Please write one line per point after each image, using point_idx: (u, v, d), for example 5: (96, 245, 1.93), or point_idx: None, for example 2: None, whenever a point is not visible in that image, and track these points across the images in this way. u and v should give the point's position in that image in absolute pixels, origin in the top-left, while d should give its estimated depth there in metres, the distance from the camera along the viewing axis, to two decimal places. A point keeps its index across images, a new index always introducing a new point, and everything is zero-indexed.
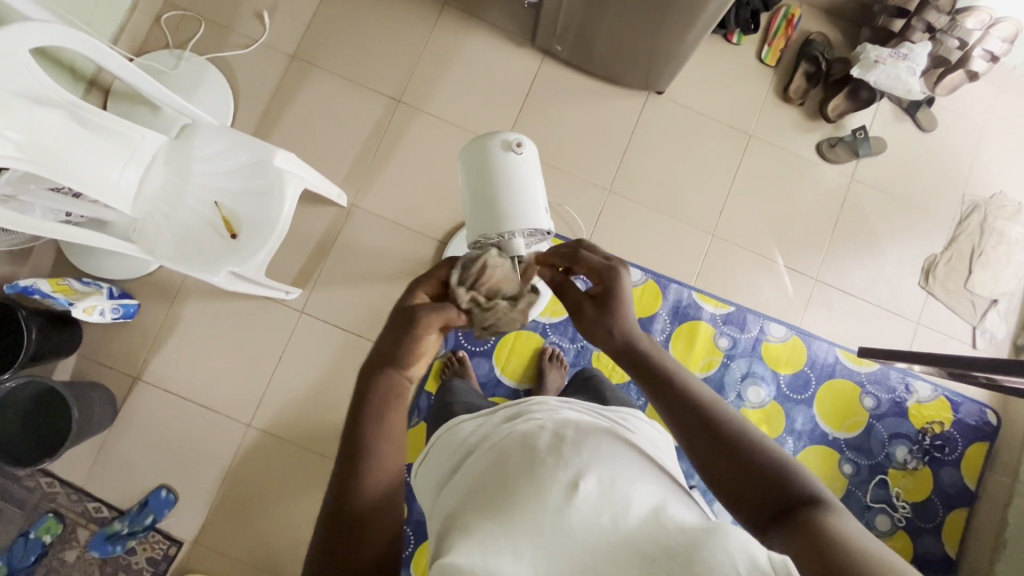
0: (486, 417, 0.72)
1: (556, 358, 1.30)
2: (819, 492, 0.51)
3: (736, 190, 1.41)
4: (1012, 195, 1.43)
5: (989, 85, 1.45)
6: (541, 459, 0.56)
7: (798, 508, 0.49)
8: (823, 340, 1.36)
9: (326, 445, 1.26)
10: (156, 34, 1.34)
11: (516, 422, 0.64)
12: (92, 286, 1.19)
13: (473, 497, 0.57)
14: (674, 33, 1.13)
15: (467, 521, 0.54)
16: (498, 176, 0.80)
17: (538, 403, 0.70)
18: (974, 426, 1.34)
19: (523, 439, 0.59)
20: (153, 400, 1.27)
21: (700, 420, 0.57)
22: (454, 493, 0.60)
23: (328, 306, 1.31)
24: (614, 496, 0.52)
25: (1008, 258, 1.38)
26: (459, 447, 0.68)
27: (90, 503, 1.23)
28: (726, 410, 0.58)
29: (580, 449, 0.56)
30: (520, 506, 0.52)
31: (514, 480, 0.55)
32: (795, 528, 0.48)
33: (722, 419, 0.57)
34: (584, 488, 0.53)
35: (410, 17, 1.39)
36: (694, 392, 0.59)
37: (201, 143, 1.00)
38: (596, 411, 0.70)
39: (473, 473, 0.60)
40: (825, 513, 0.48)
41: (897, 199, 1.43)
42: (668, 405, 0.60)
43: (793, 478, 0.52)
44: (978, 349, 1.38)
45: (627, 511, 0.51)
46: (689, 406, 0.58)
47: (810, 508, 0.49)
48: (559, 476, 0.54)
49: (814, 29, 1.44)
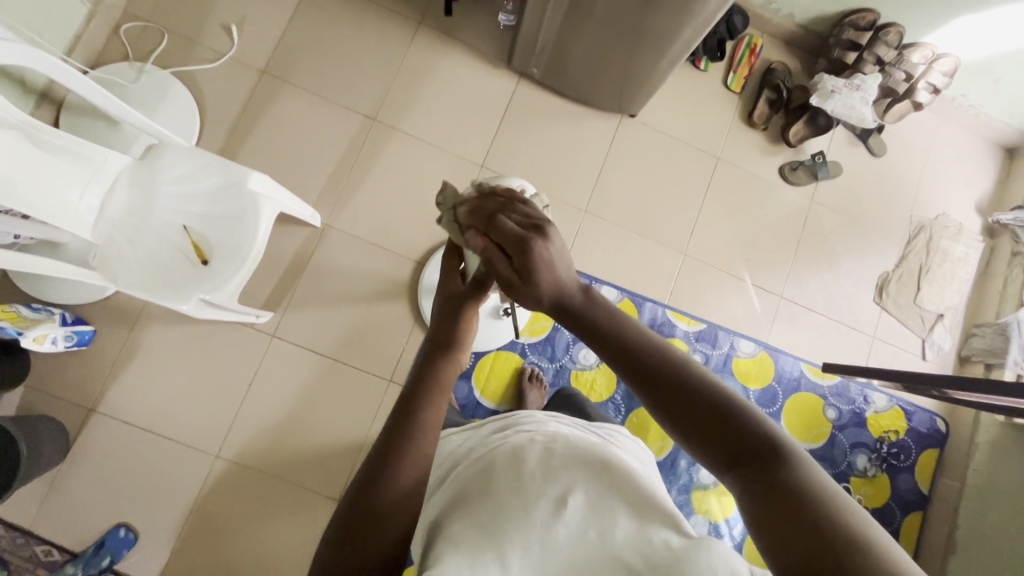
0: (474, 430, 0.71)
1: (536, 377, 1.30)
2: (784, 440, 0.45)
3: (706, 210, 1.46)
4: (954, 216, 1.54)
5: (932, 115, 1.57)
6: (529, 475, 0.52)
7: (760, 459, 0.44)
8: (789, 355, 1.42)
9: (300, 473, 1.22)
10: (115, 44, 1.28)
11: (506, 436, 0.63)
12: (43, 312, 1.12)
13: (454, 506, 0.53)
14: (650, 59, 1.16)
15: (452, 530, 0.50)
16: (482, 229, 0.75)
17: (526, 415, 0.71)
18: (925, 433, 1.43)
19: (511, 452, 0.56)
20: (110, 432, 1.19)
21: (649, 364, 0.50)
22: (435, 504, 0.57)
23: (301, 330, 1.27)
24: (603, 511, 0.50)
25: (951, 275, 1.49)
26: (446, 460, 0.66)
27: (40, 546, 1.15)
28: (674, 353, 0.51)
29: (569, 465, 0.53)
30: (505, 520, 0.49)
31: (499, 492, 0.52)
32: (762, 490, 0.43)
33: (668, 363, 0.50)
34: (572, 504, 0.50)
35: (385, 35, 1.38)
36: (631, 331, 0.52)
37: (168, 162, 0.96)
38: (583, 427, 0.70)
39: (455, 486, 0.57)
40: (790, 469, 0.43)
41: (853, 219, 1.51)
42: (606, 345, 0.52)
43: (753, 425, 0.46)
44: (927, 360, 1.47)
45: (614, 527, 0.49)
46: (628, 347, 0.51)
47: (774, 462, 0.44)
48: (545, 491, 0.51)
49: (775, 58, 1.51)
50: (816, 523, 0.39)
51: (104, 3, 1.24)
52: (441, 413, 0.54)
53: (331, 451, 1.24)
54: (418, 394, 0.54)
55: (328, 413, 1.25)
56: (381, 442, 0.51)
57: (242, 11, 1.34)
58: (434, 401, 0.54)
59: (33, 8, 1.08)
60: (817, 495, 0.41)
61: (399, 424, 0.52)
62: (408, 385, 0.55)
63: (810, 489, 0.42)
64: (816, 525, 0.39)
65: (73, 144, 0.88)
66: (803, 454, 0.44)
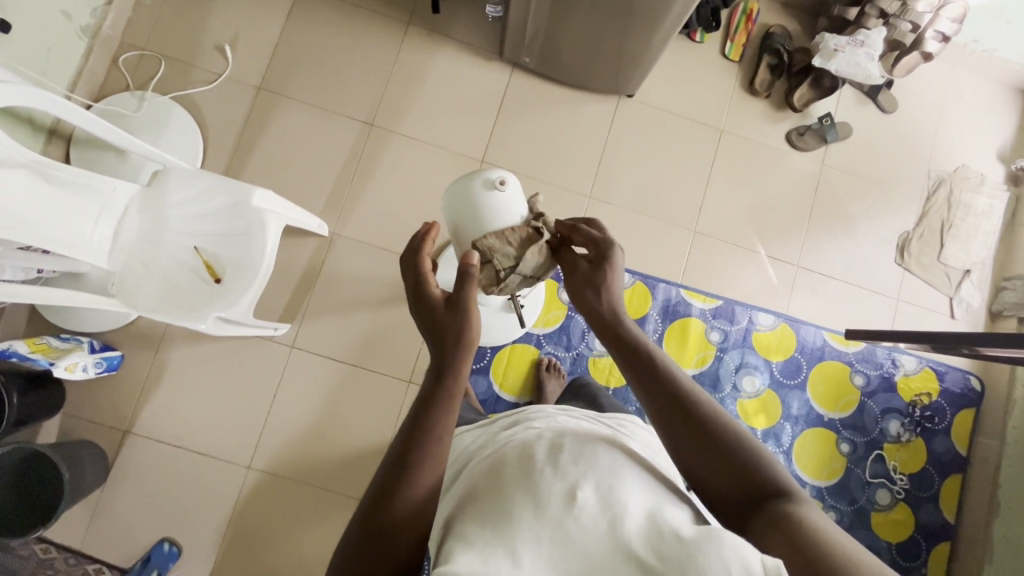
0: (486, 428, 0.72)
1: (553, 367, 1.30)
2: (787, 481, 0.52)
3: (714, 185, 1.43)
4: (974, 167, 1.48)
5: (944, 64, 1.51)
6: (539, 470, 0.53)
7: (766, 499, 0.51)
8: (811, 325, 1.39)
9: (331, 478, 1.25)
10: (115, 75, 1.31)
11: (516, 433, 0.63)
12: (72, 342, 1.16)
13: (468, 506, 0.54)
14: (643, 35, 1.13)
15: (464, 529, 0.51)
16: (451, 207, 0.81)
17: (537, 411, 0.71)
18: (960, 394, 1.39)
19: (521, 451, 0.57)
20: (146, 451, 1.23)
21: (672, 406, 0.55)
22: (447, 504, 0.58)
23: (318, 339, 1.29)
24: (612, 500, 0.50)
25: (976, 229, 1.44)
26: (459, 459, 0.67)
27: (91, 565, 1.19)
28: (703, 398, 0.56)
29: (579, 460, 0.54)
30: (515, 513, 0.50)
31: (508, 489, 0.53)
32: (773, 521, 0.48)
33: (692, 401, 0.55)
34: (583, 498, 0.50)
35: (375, 39, 1.38)
36: (663, 368, 0.58)
37: (175, 186, 0.98)
38: (594, 420, 0.70)
39: (468, 484, 0.58)
40: (793, 505, 0.49)
41: (867, 180, 1.47)
42: (642, 379, 0.58)
43: (765, 468, 0.52)
44: (956, 319, 1.43)
45: (626, 516, 0.48)
46: (659, 390, 0.57)
47: (780, 500, 0.50)
48: (555, 485, 0.51)
49: (773, 21, 1.47)
50: (820, 553, 0.44)
51: (101, 35, 1.27)
52: (460, 388, 0.54)
53: (358, 454, 1.26)
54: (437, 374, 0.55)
55: (352, 418, 1.27)
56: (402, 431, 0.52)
57: (234, 30, 1.35)
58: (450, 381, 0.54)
59: (33, 48, 1.11)
60: (815, 533, 0.46)
61: (420, 413, 0.53)
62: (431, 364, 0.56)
63: (816, 523, 0.47)
64: (820, 549, 0.44)
65: (82, 178, 0.90)
66: (803, 495, 0.51)
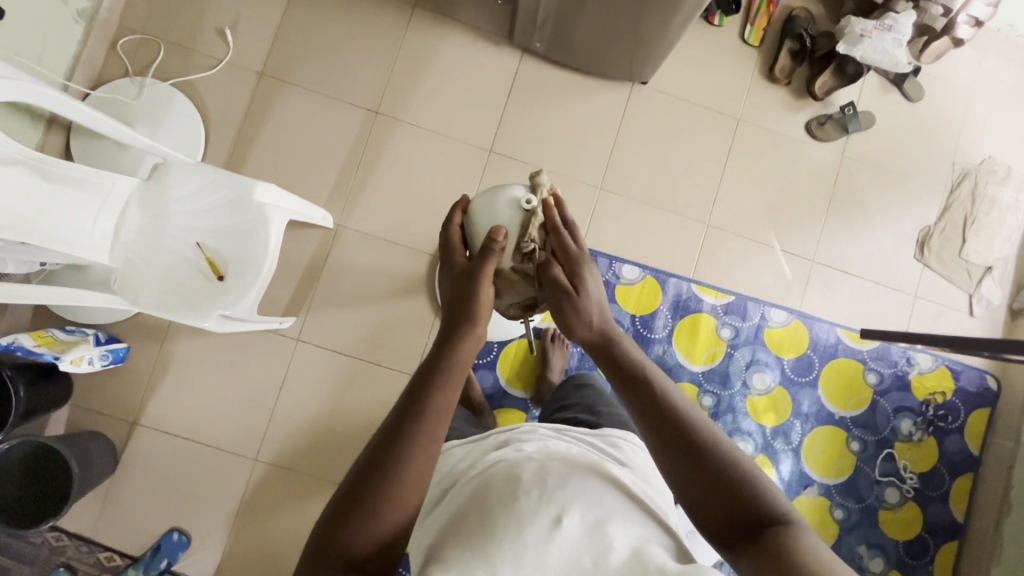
0: (476, 443, 0.71)
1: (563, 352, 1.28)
2: (784, 510, 0.51)
3: (729, 176, 1.38)
4: (1002, 158, 1.43)
5: (975, 49, 1.44)
6: (526, 491, 0.55)
7: (764, 529, 0.49)
8: (824, 321, 1.36)
9: (336, 471, 1.25)
10: (114, 61, 1.27)
11: (504, 451, 0.64)
12: (77, 334, 1.15)
13: (452, 527, 0.55)
14: (661, 20, 1.08)
15: (449, 552, 0.52)
16: (476, 224, 0.73)
17: (528, 430, 0.70)
18: (975, 394, 1.36)
19: (507, 469, 0.58)
20: (153, 443, 1.24)
21: (671, 425, 0.55)
22: (431, 528, 0.58)
23: (323, 332, 1.28)
24: (598, 532, 0.52)
25: (1000, 224, 1.39)
26: (445, 475, 0.66)
27: (103, 553, 1.21)
28: (702, 421, 0.55)
29: (565, 483, 0.56)
30: (499, 538, 0.52)
31: (493, 511, 0.54)
32: (769, 554, 0.47)
33: (690, 424, 0.55)
34: (567, 525, 0.52)
35: (380, 22, 1.33)
36: (661, 391, 0.57)
37: (175, 180, 0.96)
38: (586, 442, 0.71)
39: (453, 502, 0.58)
40: (790, 535, 0.49)
41: (889, 172, 1.42)
42: (638, 398, 0.57)
43: (762, 497, 0.51)
44: (975, 317, 1.39)
45: (609, 553, 0.51)
46: (659, 407, 0.56)
47: (776, 530, 0.49)
48: (542, 510, 0.53)
49: (797, 3, 1.40)
50: None
51: (98, 19, 1.23)
52: (451, 403, 0.54)
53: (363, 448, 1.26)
54: (430, 378, 0.54)
55: (357, 412, 1.27)
56: (384, 431, 0.52)
57: (234, 13, 1.31)
58: (447, 388, 0.54)
59: (28, 34, 1.08)
60: (820, 570, 0.46)
61: (393, 428, 0.52)
62: (428, 361, 0.56)
63: (811, 557, 0.47)
64: None
65: (81, 173, 0.88)
66: (800, 525, 0.50)
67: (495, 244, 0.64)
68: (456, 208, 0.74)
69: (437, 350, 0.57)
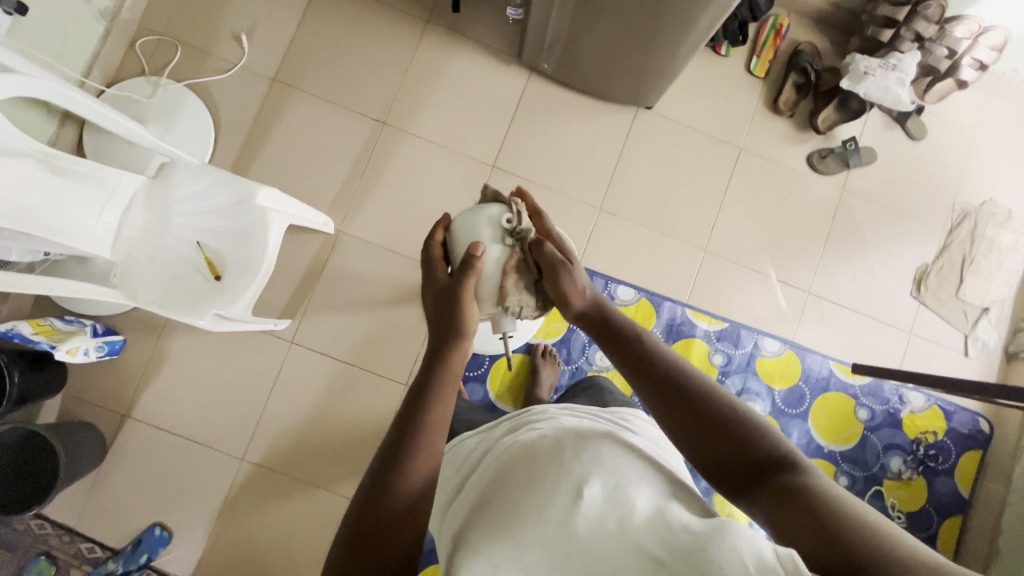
0: (487, 432, 0.72)
1: (548, 354, 1.30)
2: (786, 450, 0.54)
3: (728, 204, 1.39)
4: (1003, 201, 1.43)
5: (979, 92, 1.45)
6: (542, 469, 0.55)
7: (771, 471, 0.53)
8: (817, 353, 1.36)
9: (321, 475, 1.25)
10: (132, 59, 1.30)
11: (519, 434, 0.64)
12: (75, 325, 1.17)
13: (476, 514, 0.57)
14: (667, 48, 1.10)
15: (476, 540, 0.53)
16: (457, 242, 0.74)
17: (539, 411, 0.70)
18: (966, 435, 1.36)
19: (523, 451, 0.59)
20: (142, 436, 1.25)
21: (666, 378, 0.60)
22: (457, 515, 0.60)
23: (318, 335, 1.29)
24: (620, 499, 0.51)
25: (998, 266, 1.39)
26: (465, 463, 0.68)
27: (84, 543, 1.21)
28: (694, 374, 0.61)
29: (581, 454, 0.55)
30: (522, 516, 0.52)
31: (516, 494, 0.55)
32: (777, 494, 0.51)
33: (684, 378, 0.60)
34: (589, 494, 0.51)
35: (393, 36, 1.36)
36: (652, 349, 0.63)
37: (181, 180, 0.98)
38: (597, 415, 0.70)
39: (476, 492, 0.60)
40: (797, 473, 0.52)
41: (888, 208, 1.42)
42: (632, 360, 0.63)
43: (763, 440, 0.55)
44: (970, 357, 1.38)
45: (633, 513, 0.50)
46: (652, 366, 0.62)
47: (782, 471, 0.53)
48: (562, 483, 0.53)
49: (803, 38, 1.42)
50: (835, 520, 0.46)
51: (119, 19, 1.26)
52: (448, 412, 0.58)
53: (349, 454, 1.26)
54: (427, 387, 0.58)
55: (346, 417, 1.28)
56: (394, 427, 0.57)
57: (252, 19, 1.34)
58: (443, 397, 0.58)
59: (50, 30, 1.11)
60: (825, 499, 0.48)
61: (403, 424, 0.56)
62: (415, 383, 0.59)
63: (817, 490, 0.50)
64: (832, 518, 0.46)
65: (89, 168, 0.91)
66: (805, 463, 0.53)
67: (473, 260, 0.66)
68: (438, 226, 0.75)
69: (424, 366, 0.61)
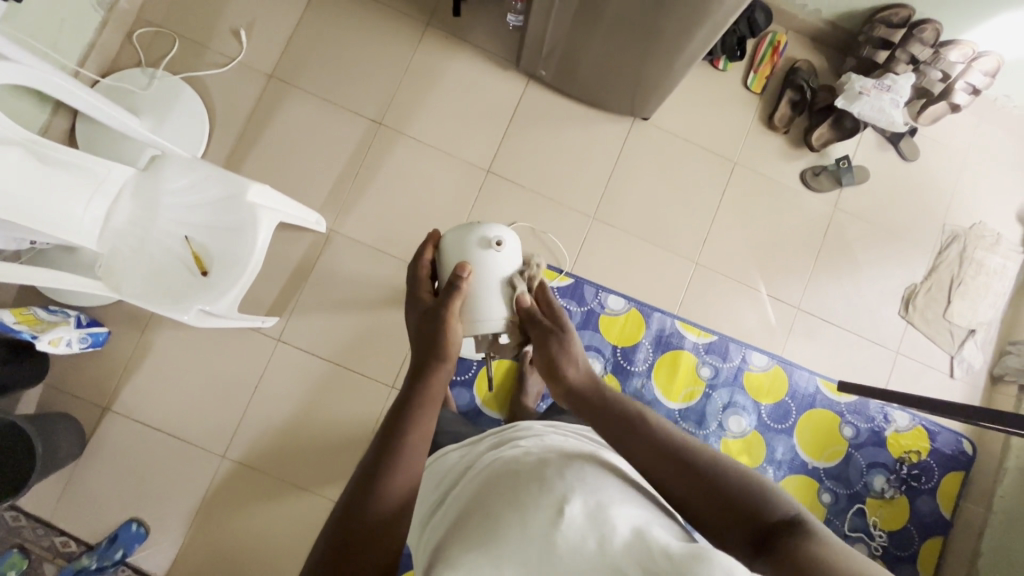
0: (472, 446, 0.73)
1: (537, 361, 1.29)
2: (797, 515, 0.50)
3: (721, 218, 1.40)
4: (992, 225, 1.44)
5: (972, 115, 1.46)
6: (526, 487, 0.55)
7: (778, 535, 0.49)
8: (805, 369, 1.36)
9: (303, 475, 1.24)
10: (128, 50, 1.30)
11: (502, 452, 0.64)
12: (59, 315, 1.16)
13: (455, 529, 0.56)
14: (663, 60, 1.11)
15: (453, 554, 0.53)
16: (444, 257, 0.79)
17: (524, 429, 0.71)
18: (950, 456, 1.36)
19: (506, 468, 0.59)
20: (122, 430, 1.24)
21: (661, 450, 0.57)
22: (436, 530, 0.60)
23: (305, 334, 1.29)
24: (600, 516, 0.51)
25: (986, 288, 1.40)
26: (446, 478, 0.68)
27: (59, 537, 1.20)
28: (692, 445, 0.57)
29: (564, 474, 0.55)
30: (501, 536, 0.51)
31: (497, 511, 0.54)
32: (779, 557, 0.47)
33: (681, 450, 0.57)
34: (570, 512, 0.51)
35: (392, 37, 1.36)
36: (646, 421, 0.60)
37: (170, 173, 0.97)
38: (581, 435, 0.70)
39: (456, 507, 0.60)
40: (805, 538, 0.48)
41: (879, 227, 1.43)
42: (623, 436, 0.60)
43: (770, 505, 0.52)
44: (955, 378, 1.39)
45: (613, 533, 0.49)
46: (649, 438, 0.58)
47: (789, 534, 0.48)
48: (545, 502, 0.52)
49: (800, 56, 1.43)
50: None
51: (117, 10, 1.26)
52: (432, 424, 0.59)
53: (332, 455, 1.25)
54: (407, 405, 0.59)
55: (330, 417, 1.27)
56: (377, 440, 0.57)
57: (251, 15, 1.34)
58: (422, 417, 0.59)
59: (45, 18, 1.10)
60: (832, 563, 0.45)
61: (385, 443, 0.56)
62: (397, 402, 0.60)
63: (827, 558, 0.45)
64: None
65: (78, 159, 0.90)
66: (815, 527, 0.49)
67: (458, 282, 0.70)
68: (428, 242, 0.80)
69: (410, 384, 0.62)
